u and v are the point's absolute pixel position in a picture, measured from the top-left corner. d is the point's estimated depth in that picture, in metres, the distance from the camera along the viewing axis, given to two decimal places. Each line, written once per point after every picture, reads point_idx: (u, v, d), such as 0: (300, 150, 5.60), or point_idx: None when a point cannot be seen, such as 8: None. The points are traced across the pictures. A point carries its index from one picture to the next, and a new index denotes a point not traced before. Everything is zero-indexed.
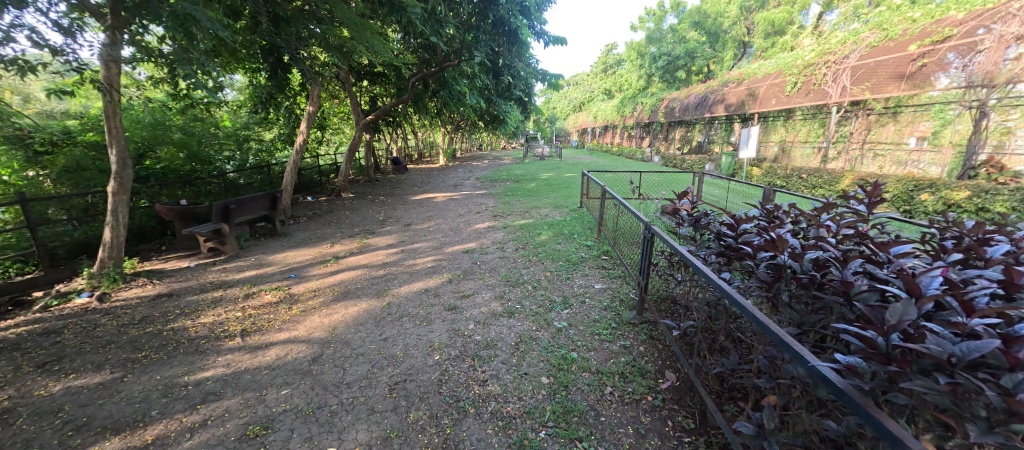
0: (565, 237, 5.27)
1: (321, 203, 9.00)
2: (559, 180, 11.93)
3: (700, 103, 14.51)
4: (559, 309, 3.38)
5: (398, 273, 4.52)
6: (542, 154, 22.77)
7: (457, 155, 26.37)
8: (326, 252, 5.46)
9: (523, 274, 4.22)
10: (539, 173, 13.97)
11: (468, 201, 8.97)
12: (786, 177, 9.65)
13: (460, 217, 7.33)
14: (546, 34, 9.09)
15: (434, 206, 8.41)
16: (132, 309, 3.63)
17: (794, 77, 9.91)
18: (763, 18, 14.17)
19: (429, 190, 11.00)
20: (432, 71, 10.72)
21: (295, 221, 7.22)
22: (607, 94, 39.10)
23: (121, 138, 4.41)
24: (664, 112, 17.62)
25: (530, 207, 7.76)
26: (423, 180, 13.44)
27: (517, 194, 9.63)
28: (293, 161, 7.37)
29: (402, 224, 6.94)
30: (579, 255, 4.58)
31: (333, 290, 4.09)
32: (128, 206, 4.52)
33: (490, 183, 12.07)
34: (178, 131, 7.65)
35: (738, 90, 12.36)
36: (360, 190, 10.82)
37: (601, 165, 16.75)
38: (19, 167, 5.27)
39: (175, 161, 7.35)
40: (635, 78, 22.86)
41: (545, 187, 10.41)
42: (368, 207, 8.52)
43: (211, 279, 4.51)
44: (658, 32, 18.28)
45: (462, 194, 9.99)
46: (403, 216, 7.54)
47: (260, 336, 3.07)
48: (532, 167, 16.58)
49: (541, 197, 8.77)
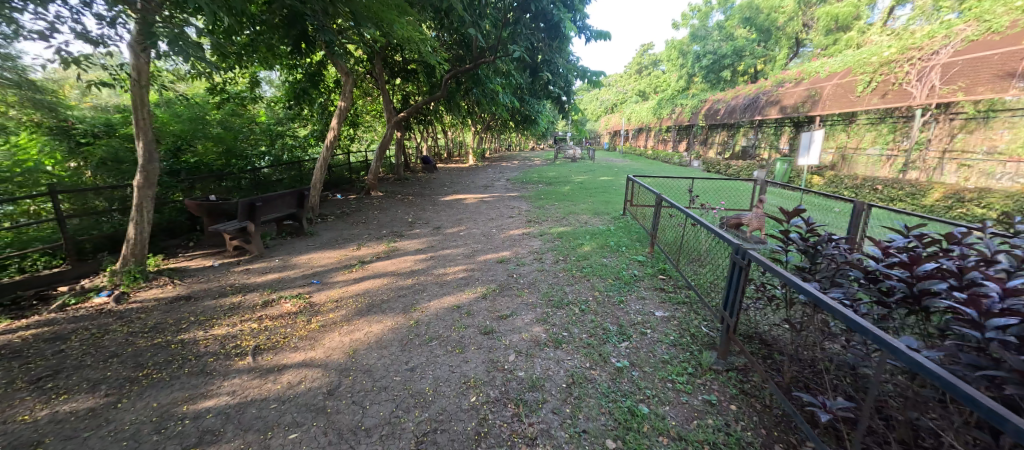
0: (611, 250, 4.69)
1: (350, 201, 8.81)
2: (594, 184, 11.29)
3: (749, 104, 13.45)
4: (616, 340, 2.83)
5: (427, 284, 4.10)
6: (574, 156, 22.08)
7: (486, 155, 26.04)
8: (352, 256, 5.13)
9: (567, 292, 3.70)
10: (572, 176, 13.36)
11: (500, 204, 8.52)
12: (854, 187, 8.63)
13: (492, 222, 6.88)
14: (589, 28, 8.48)
15: (464, 209, 8.00)
16: (147, 313, 3.38)
17: (868, 76, 8.84)
18: (825, 13, 12.94)
19: (460, 190, 10.65)
20: (466, 68, 10.36)
21: (323, 220, 7.00)
22: (641, 95, 37.84)
23: (148, 130, 4.22)
24: (707, 114, 16.58)
25: (567, 213, 7.21)
26: (452, 180, 13.14)
27: (550, 197, 9.09)
28: (323, 157, 7.15)
29: (431, 227, 6.56)
30: (631, 273, 3.99)
31: (356, 301, 3.71)
32: (153, 200, 4.35)
33: (521, 185, 11.58)
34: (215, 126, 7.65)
35: (796, 91, 11.31)
36: (390, 189, 10.59)
37: (637, 168, 15.92)
38: (61, 158, 5.24)
39: (209, 156, 7.32)
40: (675, 79, 21.75)
41: (580, 191, 9.81)
42: (397, 207, 8.24)
43: (233, 281, 4.25)
44: (704, 30, 17.24)
45: (493, 196, 9.56)
46: (432, 218, 7.18)
47: (274, 356, 2.70)
48: (565, 169, 15.97)
49: (577, 202, 8.18)
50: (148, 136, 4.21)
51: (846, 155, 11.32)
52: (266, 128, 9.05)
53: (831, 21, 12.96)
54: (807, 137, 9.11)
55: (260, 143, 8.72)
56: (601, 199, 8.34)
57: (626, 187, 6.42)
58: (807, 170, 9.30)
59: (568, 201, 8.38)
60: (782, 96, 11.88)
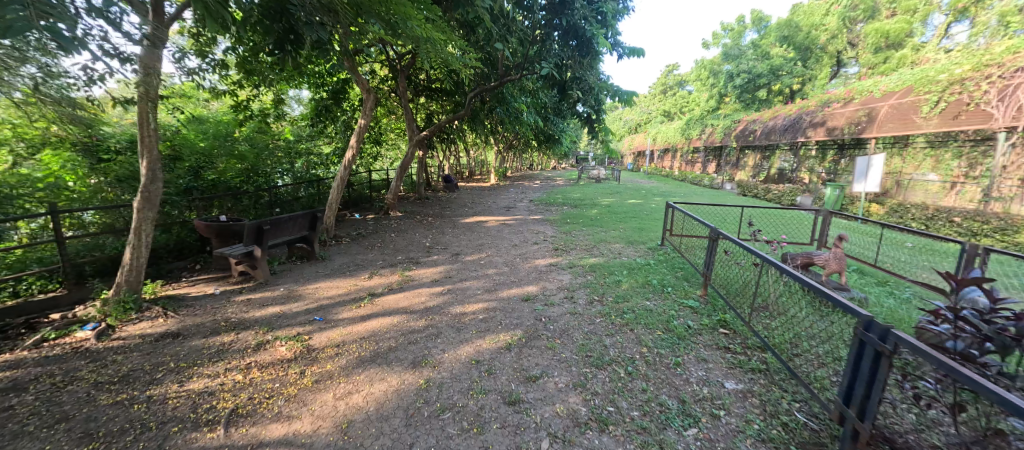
0: (655, 290, 4.04)
1: (368, 222, 8.49)
2: (623, 208, 10.64)
3: (790, 125, 12.60)
4: (679, 424, 2.18)
5: (442, 326, 3.56)
6: (598, 177, 21.49)
7: (507, 174, 25.78)
8: (362, 286, 4.67)
9: (608, 346, 3.06)
10: (597, 198, 12.77)
11: (523, 228, 7.99)
12: (922, 218, 7.67)
13: (515, 249, 6.34)
14: (620, 45, 8.00)
15: (486, 233, 7.51)
16: (124, 355, 2.97)
17: (935, 96, 7.94)
18: (874, 29, 12.11)
19: (480, 212, 10.22)
20: (491, 86, 10.07)
21: (337, 242, 6.65)
22: (667, 116, 37.19)
23: (153, 149, 3.96)
24: (741, 135, 15.76)
25: (597, 241, 6.60)
26: (473, 200, 12.78)
27: (577, 222, 8.51)
28: (341, 176, 6.85)
29: (450, 253, 6.08)
30: (683, 324, 3.31)
31: (360, 346, 3.20)
32: (153, 223, 4.05)
33: (545, 207, 11.06)
34: (239, 143, 7.57)
35: (846, 111, 10.46)
36: (409, 208, 10.27)
37: (666, 191, 15.20)
38: (83, 174, 5.03)
39: (228, 173, 7.17)
40: (705, 99, 21.02)
41: (609, 215, 9.18)
42: (415, 229, 7.84)
43: (230, 315, 3.83)
44: (737, 48, 16.62)
45: (515, 219, 9.08)
46: (451, 243, 6.71)
47: (251, 427, 2.18)
48: (589, 190, 15.40)
49: (607, 229, 7.56)
50: (153, 154, 3.95)
51: (904, 182, 10.30)
52: (290, 145, 8.95)
53: (881, 38, 12.10)
54: (864, 162, 8.24)
55: (281, 161, 8.57)
56: (633, 226, 7.69)
57: (667, 214, 5.79)
58: (865, 197, 8.39)
59: (597, 227, 7.77)
60: (829, 117, 11.02)
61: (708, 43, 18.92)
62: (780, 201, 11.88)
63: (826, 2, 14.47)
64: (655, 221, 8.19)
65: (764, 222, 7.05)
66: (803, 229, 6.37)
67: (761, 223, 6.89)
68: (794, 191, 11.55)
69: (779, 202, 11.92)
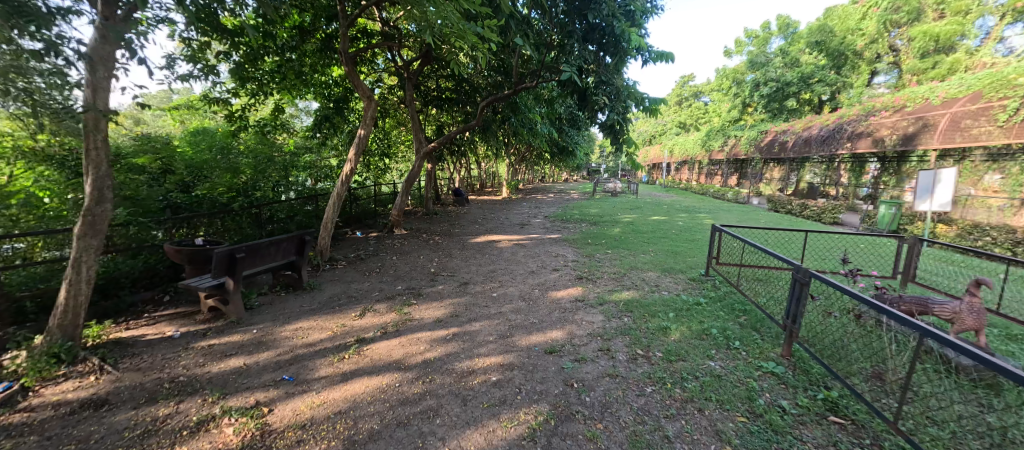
0: (718, 345, 3.13)
1: (370, 242, 7.77)
2: (648, 226, 9.72)
3: (829, 136, 11.58)
4: None
5: (444, 395, 2.71)
6: (615, 190, 20.59)
7: (520, 187, 25.09)
8: (351, 328, 3.87)
9: (674, 439, 2.18)
10: (617, 214, 11.91)
11: (540, 250, 7.14)
12: (1007, 243, 6.56)
13: (532, 277, 5.48)
14: (648, 50, 7.23)
15: (499, 255, 6.70)
16: (16, 442, 2.21)
17: (1014, 100, 6.86)
18: (919, 31, 10.99)
19: (492, 229, 9.43)
20: (504, 94, 9.34)
21: (332, 267, 5.90)
22: (682, 127, 36.34)
23: (101, 166, 3.28)
24: (769, 147, 14.80)
25: (628, 267, 5.73)
26: (484, 215, 12.02)
27: (600, 243, 7.63)
28: (338, 191, 6.14)
29: (457, 283, 5.25)
30: (774, 405, 2.40)
31: (332, 428, 2.37)
32: (98, 254, 3.34)
33: (562, 224, 10.21)
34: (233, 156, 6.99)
35: (896, 120, 9.46)
36: (416, 225, 9.53)
37: (689, 206, 14.27)
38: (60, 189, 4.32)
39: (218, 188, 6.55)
40: (726, 109, 20.07)
41: (635, 235, 8.29)
42: (421, 250, 7.07)
43: (181, 371, 3.07)
44: (763, 55, 15.77)
45: (531, 238, 8.25)
46: (459, 269, 5.89)
47: None
48: (607, 205, 14.48)
49: (636, 252, 6.66)
50: (101, 171, 3.26)
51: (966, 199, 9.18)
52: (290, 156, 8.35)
53: (929, 41, 10.99)
54: (928, 176, 7.21)
55: (279, 176, 7.92)
56: (665, 249, 6.77)
57: (712, 239, 4.88)
58: (932, 217, 7.34)
59: (624, 250, 6.89)
60: (876, 126, 9.99)
61: (731, 51, 18.09)
62: (821, 218, 10.82)
63: (862, 6, 13.53)
64: (689, 243, 7.27)
65: (825, 254, 6.08)
66: (880, 265, 5.39)
67: (824, 256, 5.92)
68: (837, 208, 10.50)
69: (819, 220, 10.85)
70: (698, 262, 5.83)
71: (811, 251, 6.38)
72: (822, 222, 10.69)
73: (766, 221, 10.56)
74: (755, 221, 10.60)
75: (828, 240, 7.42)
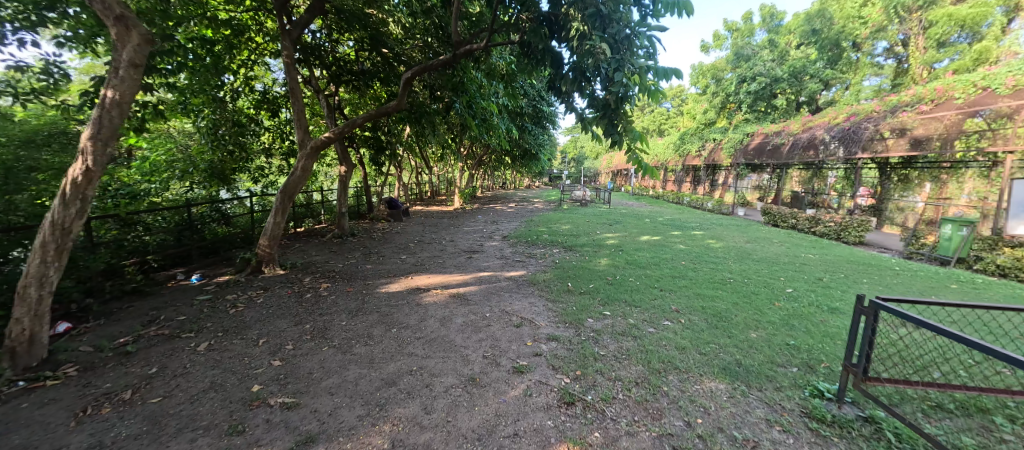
0: None
1: (195, 299, 4.46)
2: (642, 250, 7.24)
3: (842, 136, 9.70)
4: None
5: None
6: (584, 199, 18.20)
7: (478, 194, 22.20)
8: None
9: None
10: (596, 231, 9.42)
11: (491, 311, 4.19)
12: None
13: (469, 406, 2.53)
14: None
15: (415, 331, 3.66)
16: None
17: None
18: (944, 13, 9.33)
19: (426, 261, 6.43)
20: (438, 62, 6.25)
21: (18, 394, 2.60)
22: (646, 132, 35.46)
23: None
24: (757, 150, 13.17)
25: (658, 363, 2.96)
26: (423, 235, 9.00)
27: (588, 290, 4.82)
28: (56, 219, 2.81)
29: (284, 446, 2.15)
30: None
31: None
32: None
33: (528, 250, 7.45)
34: None
35: (939, 117, 7.70)
36: (305, 258, 6.27)
37: (675, 218, 12.16)
38: None
39: None
40: (700, 111, 18.43)
41: (634, 272, 5.60)
42: (275, 317, 3.89)
43: None
44: (748, 48, 14.30)
45: (480, 280, 5.35)
46: (318, 379, 2.80)
47: None
48: (580, 219, 11.96)
49: (651, 315, 3.93)
50: None
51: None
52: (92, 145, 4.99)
53: (952, 26, 9.44)
54: None
55: None
56: (699, 307, 4.08)
57: (867, 333, 2.20)
58: None
59: (631, 310, 4.11)
60: (912, 124, 8.13)
61: (709, 46, 16.39)
62: (842, 238, 8.83)
63: None
64: (724, 290, 4.66)
65: (965, 327, 3.66)
66: None
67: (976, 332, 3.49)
68: (863, 226, 8.52)
69: (839, 239, 8.89)
70: (779, 345, 3.17)
71: (983, 326, 3.72)
72: (845, 242, 8.67)
73: (782, 243, 8.37)
74: (768, 242, 8.37)
75: (921, 287, 5.07)
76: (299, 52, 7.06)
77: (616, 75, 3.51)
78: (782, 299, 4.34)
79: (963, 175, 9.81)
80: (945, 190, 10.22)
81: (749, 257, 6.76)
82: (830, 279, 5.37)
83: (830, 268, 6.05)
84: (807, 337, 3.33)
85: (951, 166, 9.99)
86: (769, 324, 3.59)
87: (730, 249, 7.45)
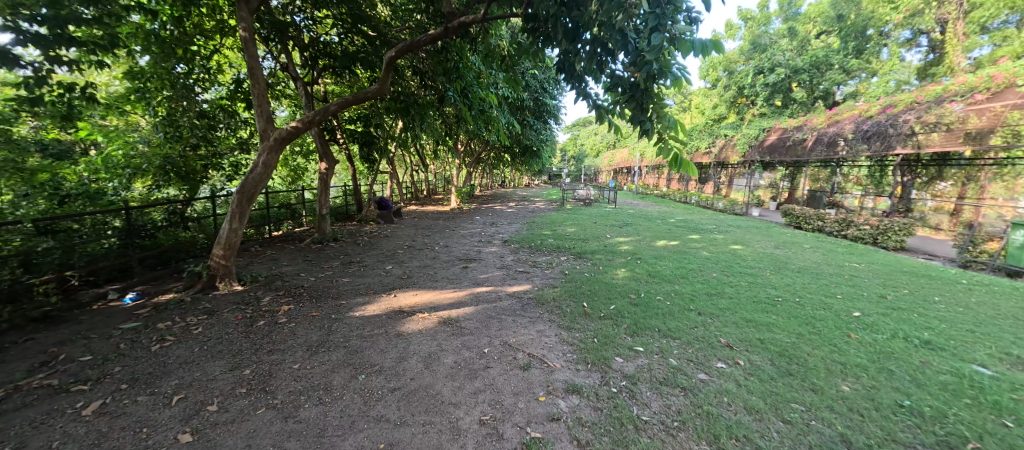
0: None
1: (119, 327, 3.53)
2: (662, 257, 6.36)
3: (875, 131, 8.87)
4: None
5: None
6: (587, 198, 17.35)
7: (475, 194, 21.32)
8: None
9: None
10: (606, 234, 8.56)
11: (491, 345, 3.28)
12: None
13: None
14: None
15: (389, 379, 2.74)
16: None
17: None
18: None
19: (415, 273, 5.51)
20: (428, 37, 5.25)
21: None
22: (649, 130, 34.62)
23: None
24: (774, 146, 12.37)
25: (732, 440, 2.06)
26: (416, 239, 8.11)
27: (609, 314, 3.92)
28: None
29: None
30: None
31: None
32: None
33: (532, 257, 6.57)
34: None
35: (995, 106, 6.94)
36: (272, 270, 5.32)
37: (689, 220, 11.30)
38: None
39: None
40: (709, 107, 17.58)
41: (660, 287, 4.70)
42: (209, 356, 2.98)
43: None
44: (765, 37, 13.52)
45: (478, 299, 4.44)
46: None
47: None
48: (586, 220, 11.09)
49: (698, 354, 3.02)
50: None
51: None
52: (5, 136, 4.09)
53: (1000, 7, 8.84)
54: None
55: None
56: (757, 341, 3.18)
57: None
58: None
59: (670, 344, 3.21)
60: (961, 116, 7.34)
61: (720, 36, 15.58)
62: (879, 242, 7.99)
63: None
64: (778, 314, 3.76)
65: None
66: None
67: None
68: (905, 229, 7.66)
69: (876, 244, 8.05)
70: (895, 411, 2.26)
71: None
72: (883, 248, 7.82)
73: (815, 249, 7.51)
74: (799, 248, 7.49)
75: (1015, 309, 4.17)
76: (268, 30, 6.11)
77: (652, 37, 2.62)
78: (856, 329, 3.45)
79: (1010, 172, 8.89)
80: (986, 190, 9.41)
81: (786, 267, 5.89)
82: (899, 296, 4.46)
83: (886, 281, 5.18)
84: (924, 394, 2.43)
85: (994, 164, 9.18)
86: (861, 371, 2.69)
87: (761, 257, 6.56)
